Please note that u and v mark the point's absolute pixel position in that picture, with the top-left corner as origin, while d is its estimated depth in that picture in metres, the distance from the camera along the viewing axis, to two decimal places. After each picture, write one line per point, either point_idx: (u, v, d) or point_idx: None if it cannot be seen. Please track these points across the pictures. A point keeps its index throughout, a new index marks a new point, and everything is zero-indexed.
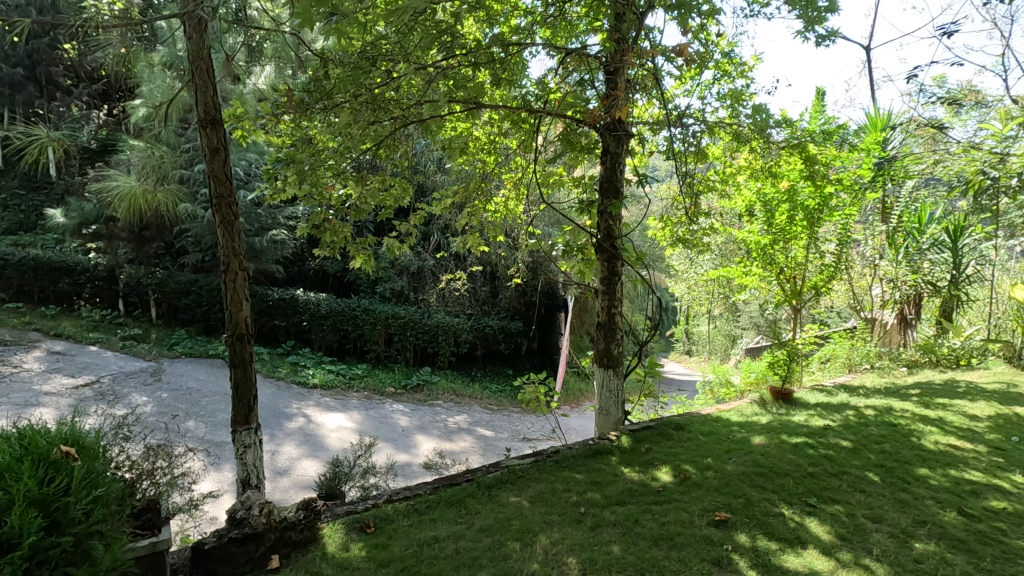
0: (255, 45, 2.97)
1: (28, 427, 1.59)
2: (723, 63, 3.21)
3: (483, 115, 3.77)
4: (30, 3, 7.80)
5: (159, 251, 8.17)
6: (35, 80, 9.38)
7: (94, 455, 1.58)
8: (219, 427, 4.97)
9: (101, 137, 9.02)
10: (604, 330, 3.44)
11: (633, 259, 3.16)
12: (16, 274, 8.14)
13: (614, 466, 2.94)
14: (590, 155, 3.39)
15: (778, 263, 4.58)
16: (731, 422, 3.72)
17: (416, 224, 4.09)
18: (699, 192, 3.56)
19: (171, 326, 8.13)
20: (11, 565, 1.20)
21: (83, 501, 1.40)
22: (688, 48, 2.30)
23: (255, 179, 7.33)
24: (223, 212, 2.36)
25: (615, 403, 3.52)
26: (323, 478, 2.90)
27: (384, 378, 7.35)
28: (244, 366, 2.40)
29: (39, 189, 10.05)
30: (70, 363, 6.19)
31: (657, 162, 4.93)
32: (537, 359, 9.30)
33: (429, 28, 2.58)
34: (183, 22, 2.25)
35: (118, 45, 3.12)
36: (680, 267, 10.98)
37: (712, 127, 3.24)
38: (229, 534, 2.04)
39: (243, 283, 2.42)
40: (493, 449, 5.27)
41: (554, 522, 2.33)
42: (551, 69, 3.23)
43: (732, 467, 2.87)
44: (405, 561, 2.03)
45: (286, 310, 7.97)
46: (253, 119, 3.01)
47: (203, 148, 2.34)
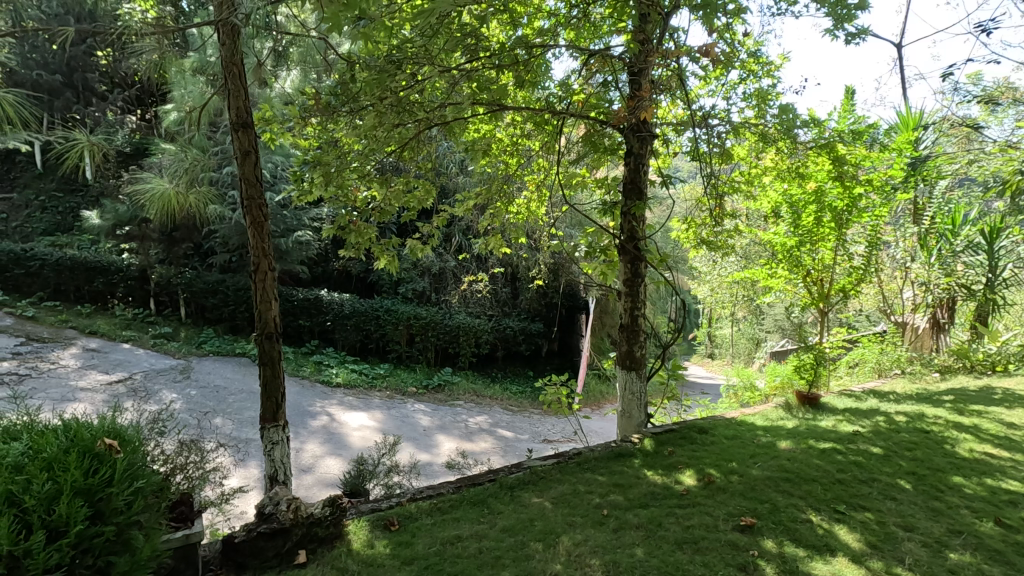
0: (283, 50, 3.03)
1: (73, 420, 1.65)
2: (749, 62, 3.18)
3: (505, 117, 3.78)
4: (68, 12, 8.10)
5: (189, 252, 8.38)
6: (73, 87, 9.74)
7: (135, 449, 1.64)
8: (246, 424, 5.07)
9: (136, 141, 9.34)
10: (627, 332, 3.42)
11: (657, 260, 3.14)
12: (53, 274, 8.42)
13: (636, 469, 2.92)
14: (614, 157, 3.38)
15: (805, 265, 4.52)
16: (756, 426, 3.67)
17: (437, 225, 4.10)
18: (724, 193, 3.52)
19: (199, 325, 8.31)
20: (60, 552, 1.26)
21: (125, 492, 1.45)
22: (714, 48, 2.27)
23: (282, 181, 7.48)
24: (254, 214, 2.41)
25: (638, 406, 3.49)
26: (348, 476, 2.93)
27: (405, 378, 7.42)
28: (273, 364, 2.45)
29: (76, 191, 10.43)
30: (104, 360, 6.38)
31: (680, 163, 4.89)
32: (558, 360, 9.29)
33: (454, 32, 2.59)
34: (217, 29, 2.32)
35: (153, 52, 3.22)
36: (702, 268, 10.88)
37: (738, 127, 3.20)
38: (258, 528, 2.07)
39: (272, 283, 2.47)
40: (514, 450, 5.29)
41: (577, 523, 2.33)
42: (574, 70, 3.24)
43: (757, 472, 2.84)
44: (428, 559, 2.05)
45: (310, 310, 8.10)
46: (281, 122, 3.07)
47: (234, 151, 2.40)
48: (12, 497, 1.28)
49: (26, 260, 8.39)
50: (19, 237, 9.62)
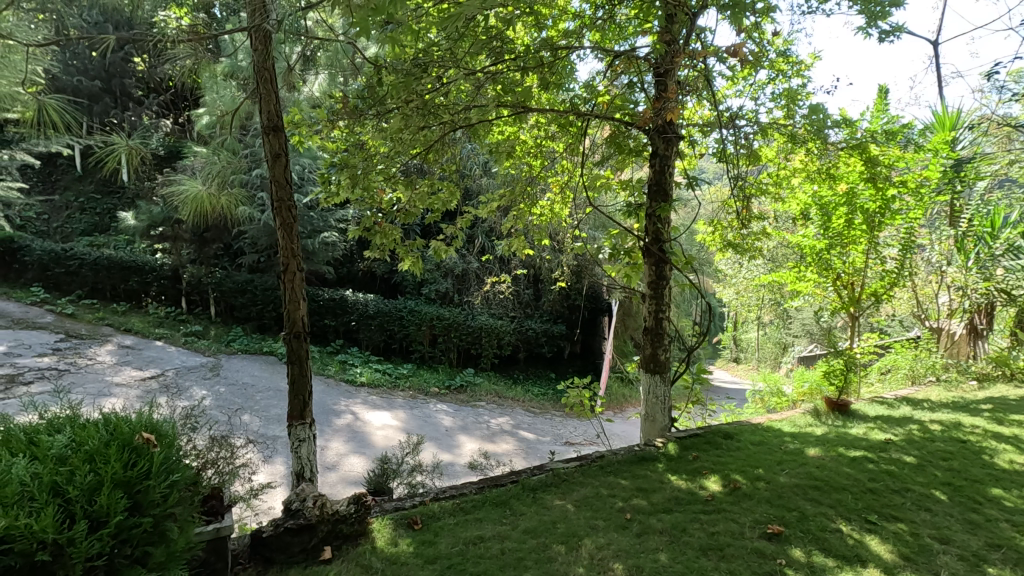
0: (311, 55, 3.09)
1: (111, 415, 1.71)
2: (778, 62, 3.13)
3: (529, 119, 3.80)
4: (108, 21, 8.40)
5: (219, 252, 8.60)
6: (111, 92, 10.11)
7: (171, 444, 1.69)
8: (273, 421, 5.17)
9: (170, 144, 9.63)
10: (651, 335, 3.38)
11: (682, 263, 3.10)
12: (91, 273, 8.74)
13: (660, 473, 2.89)
14: (639, 158, 3.36)
15: (834, 268, 4.42)
16: (784, 433, 3.60)
17: (461, 227, 4.13)
18: (752, 195, 3.46)
19: (229, 323, 8.51)
20: (101, 542, 1.31)
21: (162, 485, 1.49)
22: (742, 48, 2.23)
23: (309, 182, 7.61)
24: (283, 215, 2.46)
25: (662, 409, 3.46)
26: (372, 475, 2.96)
27: (428, 378, 7.48)
28: (300, 363, 2.49)
29: (112, 194, 10.82)
30: (138, 356, 6.59)
31: (705, 164, 4.84)
32: (580, 362, 9.25)
33: (479, 36, 2.61)
34: (250, 36, 2.38)
35: (188, 58, 3.32)
36: (728, 271, 10.73)
37: (766, 128, 3.15)
38: (285, 524, 2.11)
39: (300, 284, 2.52)
40: (535, 452, 5.28)
41: (599, 527, 2.31)
42: (599, 72, 3.24)
43: (784, 479, 2.78)
44: (451, 559, 2.06)
45: (335, 310, 8.25)
46: (310, 125, 3.12)
47: (265, 154, 2.45)
48: (57, 488, 1.33)
49: (67, 259, 8.74)
50: (60, 237, 10.02)
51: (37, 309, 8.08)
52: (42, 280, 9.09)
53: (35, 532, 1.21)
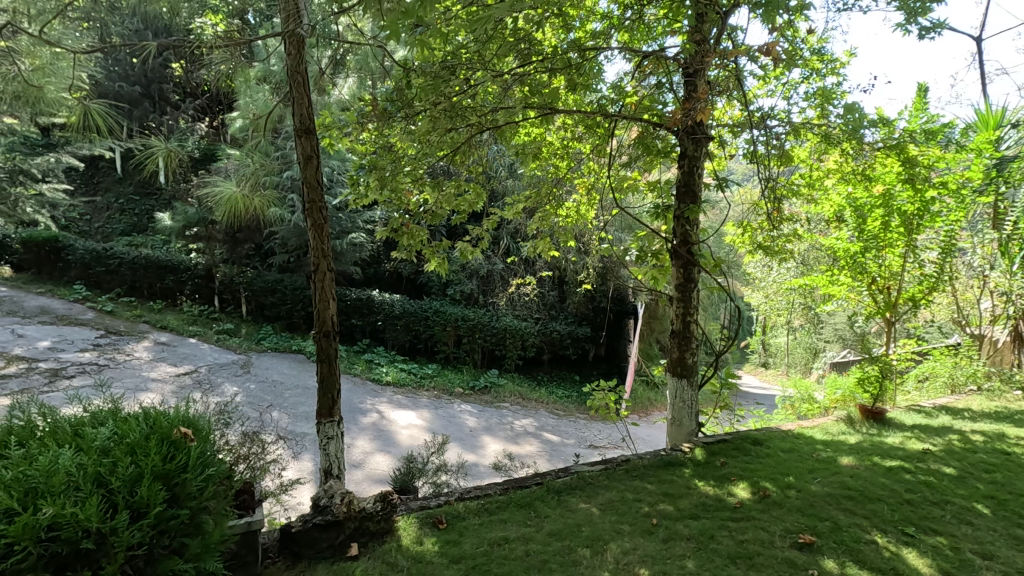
0: (341, 60, 3.14)
1: (150, 410, 1.77)
2: (812, 60, 3.06)
3: (556, 121, 3.80)
4: (148, 28, 8.70)
5: (251, 252, 8.81)
6: (150, 97, 10.47)
7: (207, 438, 1.75)
8: (301, 419, 5.26)
9: (205, 147, 9.91)
10: (678, 339, 3.33)
11: (711, 266, 3.05)
12: (130, 271, 9.04)
13: (687, 479, 2.85)
14: (667, 160, 3.32)
15: (870, 272, 4.28)
16: (815, 440, 3.51)
17: (487, 228, 4.13)
18: (784, 196, 3.39)
19: (259, 322, 8.70)
20: (141, 532, 1.35)
21: (198, 479, 1.54)
22: (774, 47, 2.19)
23: (338, 184, 7.73)
24: (314, 216, 2.51)
25: (689, 414, 3.40)
26: (397, 473, 2.99)
27: (453, 378, 7.53)
28: (330, 361, 2.53)
29: (150, 195, 11.21)
30: (173, 353, 6.79)
31: (735, 165, 4.76)
32: (605, 365, 9.17)
33: (508, 38, 2.62)
34: (284, 41, 2.44)
35: (224, 63, 3.41)
36: (758, 274, 10.53)
37: (798, 128, 3.09)
38: (313, 520, 2.15)
39: (331, 283, 2.55)
40: (559, 455, 5.26)
41: (625, 531, 2.29)
42: (627, 73, 3.22)
43: (816, 487, 2.71)
44: (476, 559, 2.07)
45: (362, 310, 8.38)
46: (340, 128, 3.17)
47: (297, 156, 2.49)
48: (100, 479, 1.38)
49: (107, 258, 9.07)
50: (101, 237, 10.40)
51: (80, 306, 8.40)
52: (84, 278, 9.45)
53: (81, 521, 1.26)
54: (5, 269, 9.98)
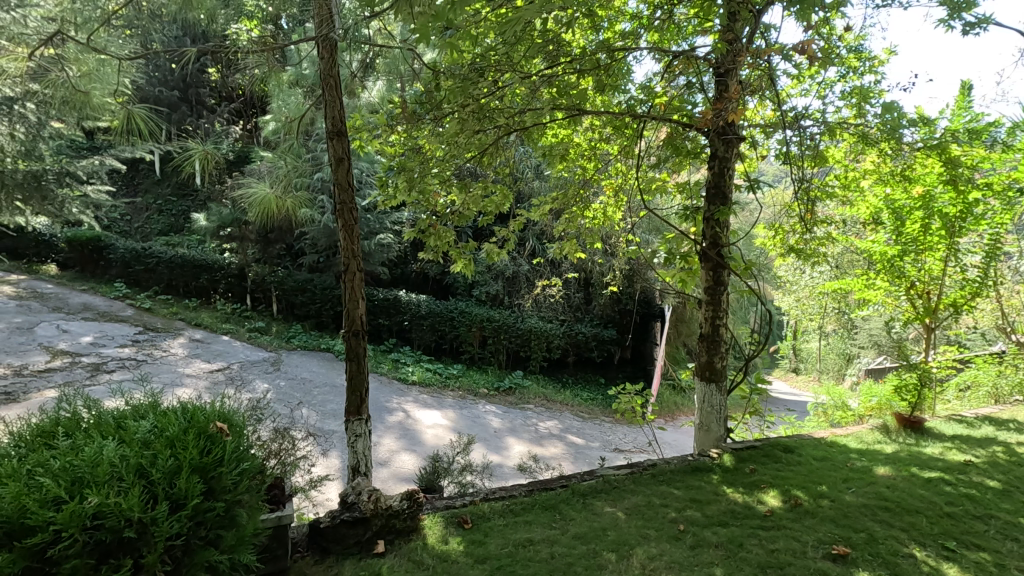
0: (371, 63, 3.18)
1: (188, 405, 1.82)
2: (849, 58, 2.98)
3: (584, 122, 3.78)
4: (186, 35, 8.99)
5: (282, 252, 9.00)
6: (187, 101, 10.81)
7: (241, 434, 1.80)
8: (328, 416, 5.35)
9: (239, 149, 10.16)
10: (707, 342, 3.28)
11: (742, 269, 2.99)
12: (167, 270, 9.34)
13: (715, 485, 2.80)
14: (697, 161, 3.27)
15: (908, 276, 4.18)
16: (849, 449, 3.41)
17: (513, 229, 4.13)
18: (817, 198, 3.31)
19: (289, 320, 8.88)
20: (179, 523, 1.39)
21: (233, 473, 1.58)
22: (811, 46, 2.14)
23: (367, 185, 7.84)
24: (345, 217, 2.55)
25: (717, 419, 3.34)
26: (423, 472, 3.02)
27: (477, 379, 7.56)
28: (358, 360, 2.57)
29: (187, 196, 11.57)
30: (207, 350, 6.98)
31: (766, 166, 4.67)
32: (631, 368, 9.07)
33: (536, 40, 2.62)
34: (317, 45, 2.49)
35: (258, 68, 3.50)
36: (789, 277, 10.30)
37: (834, 128, 3.01)
38: (341, 516, 2.17)
39: (360, 283, 2.59)
40: (584, 457, 5.23)
41: (651, 537, 2.27)
42: (656, 73, 3.18)
43: (851, 498, 2.63)
44: (501, 560, 2.07)
45: (389, 310, 8.48)
46: (370, 130, 3.22)
47: (330, 158, 2.54)
48: (142, 471, 1.43)
49: (146, 257, 9.39)
50: (140, 236, 10.75)
51: (120, 303, 8.71)
52: (124, 276, 9.79)
53: (124, 510, 1.30)
54: (51, 266, 10.43)
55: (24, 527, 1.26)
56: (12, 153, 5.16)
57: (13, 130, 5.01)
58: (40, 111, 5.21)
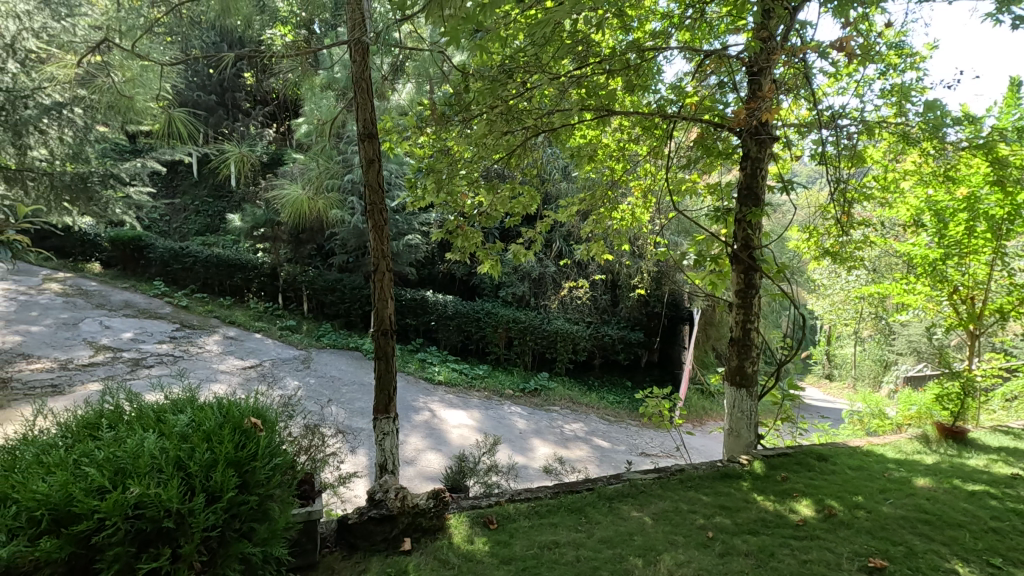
0: (401, 66, 3.22)
1: (223, 400, 1.87)
2: (889, 54, 2.88)
3: (612, 122, 3.76)
4: (224, 41, 9.27)
5: (313, 252, 9.19)
6: (224, 105, 11.16)
7: (275, 430, 1.84)
8: (356, 414, 5.43)
9: (273, 152, 10.42)
10: (738, 347, 3.21)
11: (775, 271, 2.92)
12: (203, 269, 9.63)
13: (745, 492, 2.74)
14: (728, 161, 3.21)
15: (950, 280, 4.04)
16: (886, 458, 3.30)
17: (540, 231, 4.12)
18: (854, 200, 3.22)
19: (319, 319, 9.05)
20: (215, 515, 1.43)
21: (266, 467, 1.62)
22: (850, 43, 2.08)
23: (396, 187, 7.93)
24: (375, 217, 2.59)
25: (747, 425, 3.27)
26: (449, 471, 3.04)
27: (503, 380, 7.58)
28: (386, 359, 2.60)
29: (223, 197, 11.93)
30: (241, 347, 7.17)
31: (800, 166, 4.55)
32: (658, 372, 8.95)
33: (565, 41, 2.61)
34: (350, 48, 2.53)
35: (292, 72, 3.57)
36: (824, 281, 10.04)
37: (872, 127, 2.92)
38: (369, 512, 2.20)
39: (389, 283, 2.62)
40: (610, 461, 5.19)
41: (679, 543, 2.23)
42: (687, 73, 3.14)
43: (888, 509, 2.55)
44: (526, 561, 2.07)
45: (416, 310, 8.57)
46: (400, 132, 3.26)
47: (360, 160, 2.58)
48: (181, 463, 1.48)
49: (183, 256, 9.70)
50: (178, 236, 11.12)
51: (159, 301, 9.02)
52: (162, 275, 10.13)
53: (163, 501, 1.34)
54: (95, 265, 10.88)
55: (71, 515, 1.31)
56: (61, 155, 5.33)
57: (62, 134, 5.15)
58: (88, 116, 5.40)
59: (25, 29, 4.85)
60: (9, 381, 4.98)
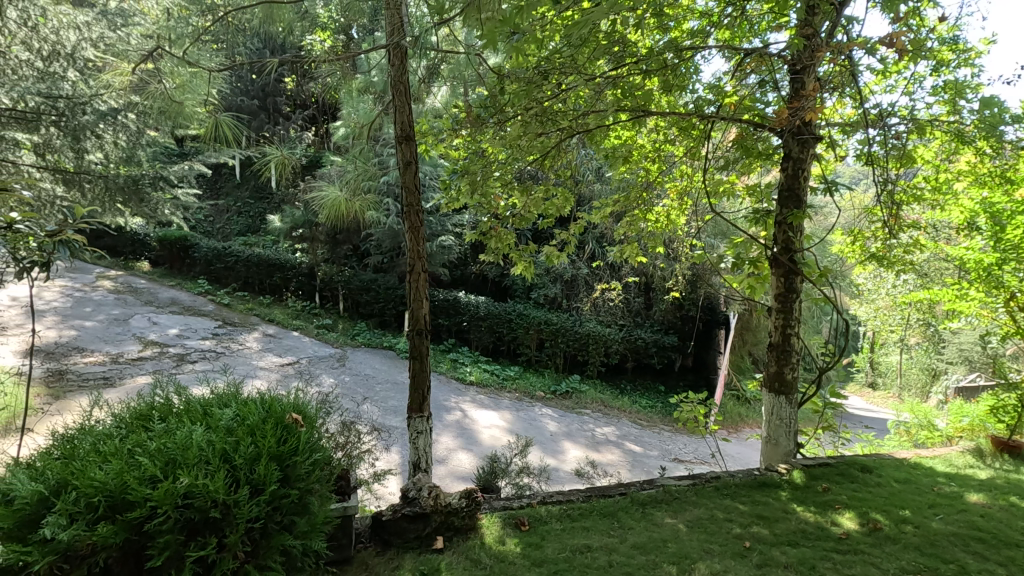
0: (437, 69, 3.24)
1: (265, 395, 1.93)
2: (943, 49, 2.76)
3: (648, 123, 3.71)
4: (267, 47, 9.57)
5: (349, 253, 9.37)
6: (266, 109, 11.53)
7: (314, 426, 1.89)
8: (389, 413, 5.50)
9: (312, 154, 10.69)
10: (777, 352, 3.12)
11: (817, 275, 2.82)
12: (244, 268, 9.94)
13: (784, 502, 2.66)
14: (769, 162, 3.13)
15: (1007, 286, 3.83)
16: (936, 472, 3.15)
17: (574, 233, 4.08)
18: (903, 201, 3.08)
19: (354, 318, 9.22)
20: (259, 507, 1.47)
21: (307, 462, 1.66)
22: (902, 37, 2.00)
23: (431, 188, 8.02)
24: (411, 219, 2.62)
25: (787, 433, 3.17)
26: (481, 471, 3.05)
27: (534, 382, 7.57)
28: (421, 359, 2.63)
29: (264, 199, 12.33)
30: (279, 345, 7.36)
31: (844, 167, 4.40)
32: (692, 376, 8.78)
33: (602, 41, 2.58)
34: (388, 53, 2.57)
35: (331, 77, 3.66)
36: (868, 286, 9.68)
37: (923, 126, 2.81)
38: (402, 510, 2.23)
39: (424, 283, 2.65)
40: (642, 466, 5.12)
41: (714, 552, 2.18)
42: (726, 72, 3.08)
43: (938, 525, 2.44)
44: (558, 564, 2.06)
45: (448, 310, 8.65)
46: (436, 135, 3.30)
47: (398, 162, 2.62)
48: (227, 456, 1.53)
49: (226, 256, 10.04)
50: (221, 236, 11.53)
51: (202, 299, 9.35)
52: (206, 274, 10.50)
53: (211, 492, 1.39)
54: (144, 264, 11.37)
55: (125, 502, 1.37)
56: (115, 159, 5.61)
57: (117, 138, 5.41)
58: (140, 121, 5.65)
59: (84, 39, 5.08)
60: (66, 374, 5.25)
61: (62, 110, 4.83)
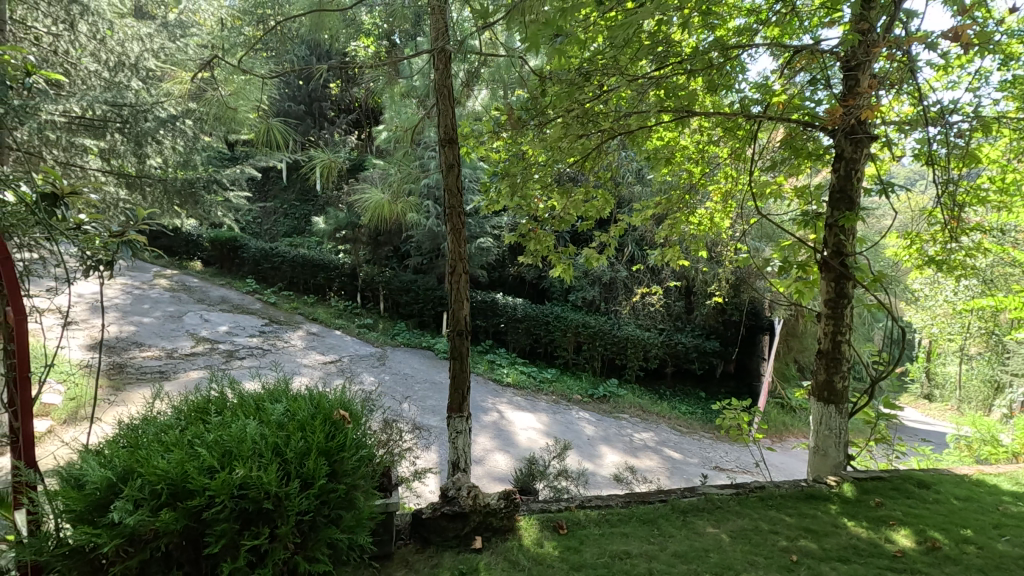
0: (479, 73, 3.28)
1: (312, 392, 1.99)
2: (1011, 43, 2.60)
3: (692, 124, 3.64)
4: (314, 55, 9.91)
5: (390, 254, 9.55)
6: (312, 114, 11.90)
7: (359, 423, 1.94)
8: (427, 411, 5.57)
9: (356, 158, 10.98)
10: (826, 360, 3.00)
11: (870, 280, 2.70)
12: (289, 268, 10.27)
13: (833, 516, 2.56)
14: (819, 163, 3.02)
15: None
16: (1001, 491, 2.96)
17: (614, 235, 4.04)
18: (965, 203, 2.92)
19: (394, 318, 9.38)
20: (308, 500, 1.51)
21: (353, 458, 1.70)
22: (966, 30, 1.90)
23: (471, 190, 8.11)
24: (453, 220, 2.65)
25: (837, 444, 3.05)
26: (520, 473, 3.05)
27: (571, 385, 7.53)
28: (460, 359, 2.64)
29: (309, 201, 12.71)
30: (322, 343, 7.57)
31: (899, 168, 4.21)
32: (734, 383, 8.56)
33: (645, 41, 2.55)
34: (434, 57, 2.61)
35: (376, 83, 3.75)
36: (925, 292, 9.23)
37: (989, 123, 2.65)
38: (442, 508, 2.25)
39: (465, 284, 2.68)
40: (682, 473, 5.01)
41: (759, 564, 2.12)
42: (775, 71, 2.99)
43: (1004, 546, 2.30)
44: (597, 569, 2.04)
45: (486, 312, 8.70)
46: (477, 138, 3.33)
47: (440, 164, 2.66)
48: (278, 449, 1.58)
49: (273, 256, 10.39)
50: (269, 237, 11.94)
51: (251, 297, 9.71)
52: (254, 273, 10.90)
53: (264, 483, 1.44)
54: (197, 263, 11.87)
55: (185, 491, 1.43)
56: (173, 163, 5.93)
57: (176, 144, 5.71)
58: (197, 127, 5.95)
59: (146, 49, 5.49)
60: (126, 366, 5.54)
61: (126, 118, 5.00)
